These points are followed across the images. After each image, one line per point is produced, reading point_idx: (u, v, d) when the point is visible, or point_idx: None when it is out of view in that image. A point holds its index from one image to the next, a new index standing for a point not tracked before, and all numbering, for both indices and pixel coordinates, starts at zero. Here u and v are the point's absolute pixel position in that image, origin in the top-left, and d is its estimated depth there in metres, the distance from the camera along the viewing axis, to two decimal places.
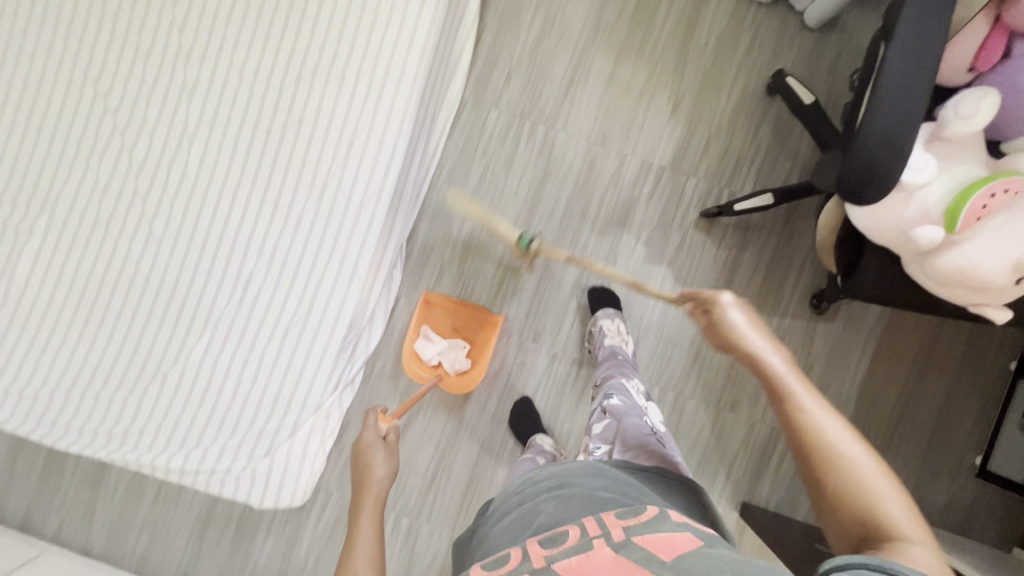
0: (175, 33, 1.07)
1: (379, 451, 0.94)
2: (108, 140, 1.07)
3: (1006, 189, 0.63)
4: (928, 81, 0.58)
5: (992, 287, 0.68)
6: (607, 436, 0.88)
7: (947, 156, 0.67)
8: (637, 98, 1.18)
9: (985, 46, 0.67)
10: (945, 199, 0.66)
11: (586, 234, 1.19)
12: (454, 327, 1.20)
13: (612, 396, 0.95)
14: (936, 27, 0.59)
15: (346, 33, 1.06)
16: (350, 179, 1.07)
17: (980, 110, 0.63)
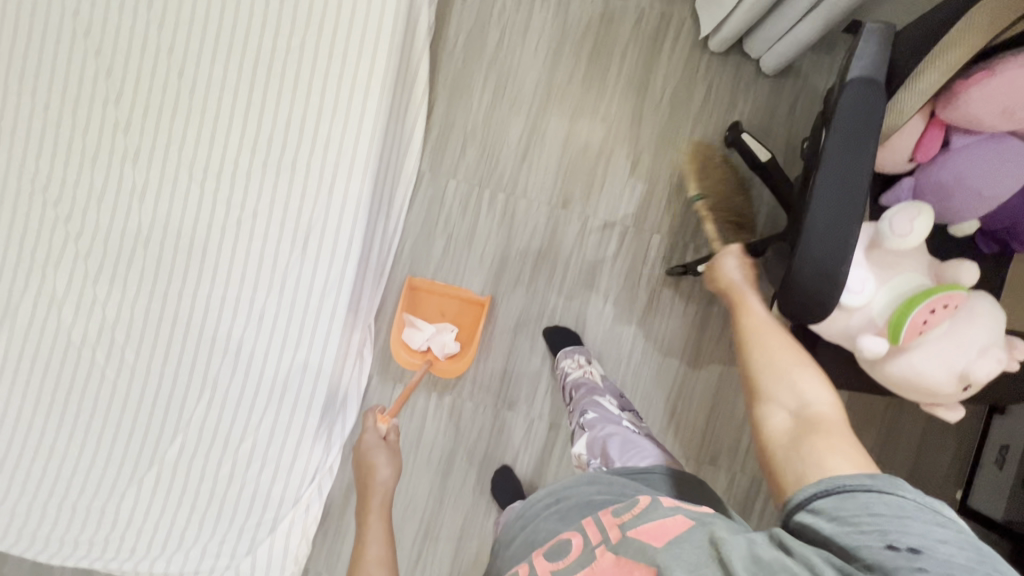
0: (120, 136, 1.05)
1: (381, 454, 1.02)
2: (64, 251, 1.06)
3: (947, 304, 0.63)
4: (859, 208, 0.57)
5: (940, 390, 0.70)
6: (594, 449, 0.93)
7: (889, 267, 0.68)
8: (594, 159, 1.17)
9: (921, 139, 0.68)
10: (888, 308, 0.67)
11: (555, 298, 1.19)
12: (443, 312, 1.20)
13: (587, 411, 1.01)
14: (862, 152, 0.57)
15: (294, 122, 1.05)
16: (309, 272, 1.08)
17: (913, 229, 0.64)
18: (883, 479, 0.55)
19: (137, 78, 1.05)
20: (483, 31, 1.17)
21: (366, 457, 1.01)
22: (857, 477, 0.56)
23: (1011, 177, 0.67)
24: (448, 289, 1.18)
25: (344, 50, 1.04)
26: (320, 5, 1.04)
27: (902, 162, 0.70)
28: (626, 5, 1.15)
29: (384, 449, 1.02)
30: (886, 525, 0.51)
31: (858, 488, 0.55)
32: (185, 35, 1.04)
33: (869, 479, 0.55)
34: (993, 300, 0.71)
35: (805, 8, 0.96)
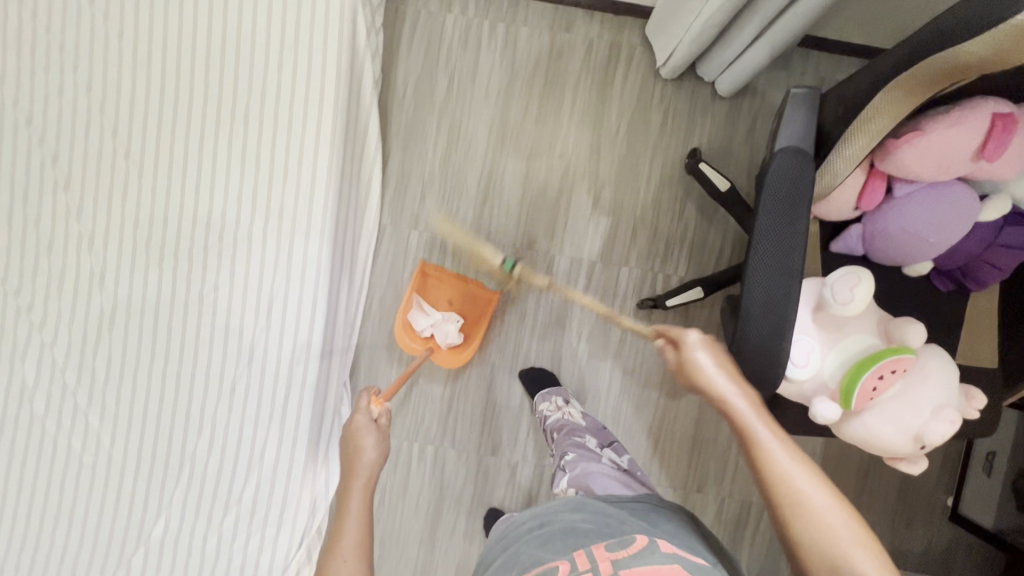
0: (73, 223, 1.04)
1: (370, 436, 0.92)
2: (28, 342, 1.05)
3: (893, 368, 0.69)
4: (795, 290, 0.60)
5: (895, 446, 0.75)
6: (578, 478, 0.86)
7: (837, 331, 0.74)
8: (555, 197, 1.16)
9: (863, 191, 0.74)
10: (838, 373, 0.74)
11: (528, 338, 1.18)
12: (450, 301, 1.18)
13: (568, 453, 0.94)
14: (794, 239, 0.60)
15: (246, 190, 1.04)
16: (276, 340, 1.08)
17: (854, 297, 0.69)
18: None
19: (84, 161, 1.03)
20: (432, 78, 1.16)
21: (354, 438, 0.92)
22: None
23: (950, 221, 0.73)
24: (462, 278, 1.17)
25: (289, 115, 1.03)
26: (260, 71, 1.02)
27: (847, 210, 0.77)
28: (573, 39, 1.14)
29: (373, 430, 0.93)
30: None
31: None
32: (127, 114, 1.03)
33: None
34: (948, 364, 0.75)
35: (752, 35, 0.94)
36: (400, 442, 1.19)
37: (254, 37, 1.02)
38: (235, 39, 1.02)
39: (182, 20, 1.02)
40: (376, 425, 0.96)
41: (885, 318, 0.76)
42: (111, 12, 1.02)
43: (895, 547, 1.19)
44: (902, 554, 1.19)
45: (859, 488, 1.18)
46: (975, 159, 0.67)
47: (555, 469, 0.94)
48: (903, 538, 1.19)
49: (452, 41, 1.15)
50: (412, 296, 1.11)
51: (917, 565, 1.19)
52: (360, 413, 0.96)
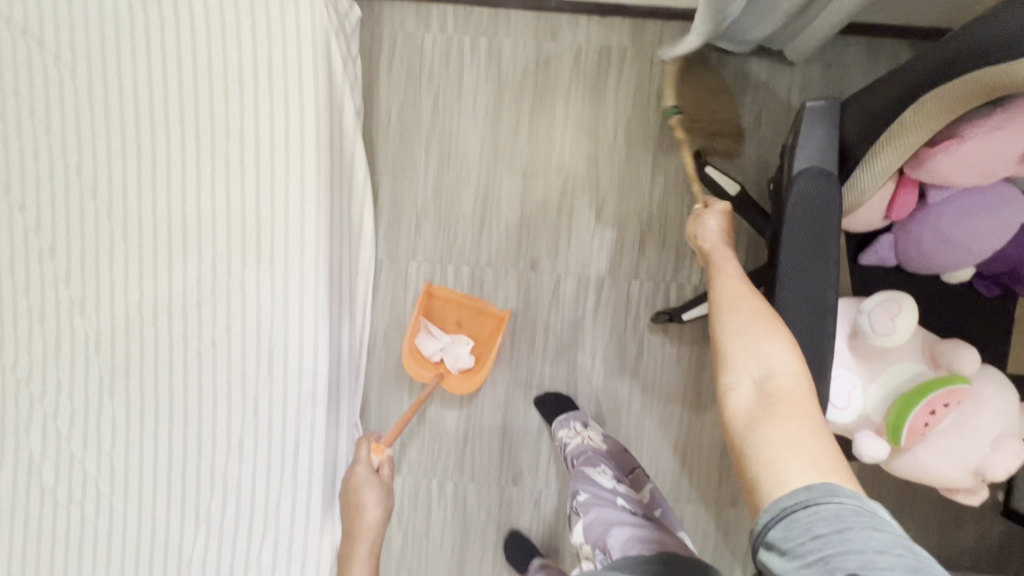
0: (63, 289, 1.01)
1: (371, 491, 0.93)
2: (31, 415, 1.02)
3: (946, 400, 0.65)
4: (830, 295, 0.61)
5: (957, 478, 0.71)
6: (593, 534, 0.82)
7: (877, 359, 0.71)
8: (556, 213, 1.10)
9: (893, 201, 0.69)
10: (883, 406, 0.70)
11: (541, 362, 1.13)
12: (457, 322, 1.13)
13: (579, 492, 0.89)
14: (825, 242, 0.61)
15: (235, 239, 1.00)
16: (280, 390, 1.04)
17: (895, 326, 0.66)
18: (818, 487, 0.49)
19: (66, 224, 1.00)
20: (416, 101, 1.11)
21: (354, 492, 0.93)
22: (792, 495, 0.50)
23: (993, 227, 0.67)
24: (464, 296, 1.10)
25: (271, 157, 0.99)
26: (237, 113, 0.98)
27: (877, 221, 0.72)
28: (560, 46, 1.08)
29: (376, 485, 0.93)
30: (828, 553, 0.45)
31: (796, 509, 0.49)
32: (105, 171, 0.99)
33: (804, 494, 0.50)
34: (1007, 387, 0.70)
35: None
36: (418, 480, 1.15)
37: (228, 79, 0.97)
38: (207, 83, 0.97)
39: (151, 69, 0.97)
40: (378, 476, 0.95)
41: (932, 343, 0.71)
42: (77, 68, 0.98)
43: (946, 547, 1.14)
44: (954, 554, 1.13)
45: (902, 489, 1.13)
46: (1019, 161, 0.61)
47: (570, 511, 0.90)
48: (954, 537, 1.13)
49: (433, 61, 1.10)
50: (419, 320, 1.08)
51: (970, 563, 1.13)
52: (359, 465, 0.95)
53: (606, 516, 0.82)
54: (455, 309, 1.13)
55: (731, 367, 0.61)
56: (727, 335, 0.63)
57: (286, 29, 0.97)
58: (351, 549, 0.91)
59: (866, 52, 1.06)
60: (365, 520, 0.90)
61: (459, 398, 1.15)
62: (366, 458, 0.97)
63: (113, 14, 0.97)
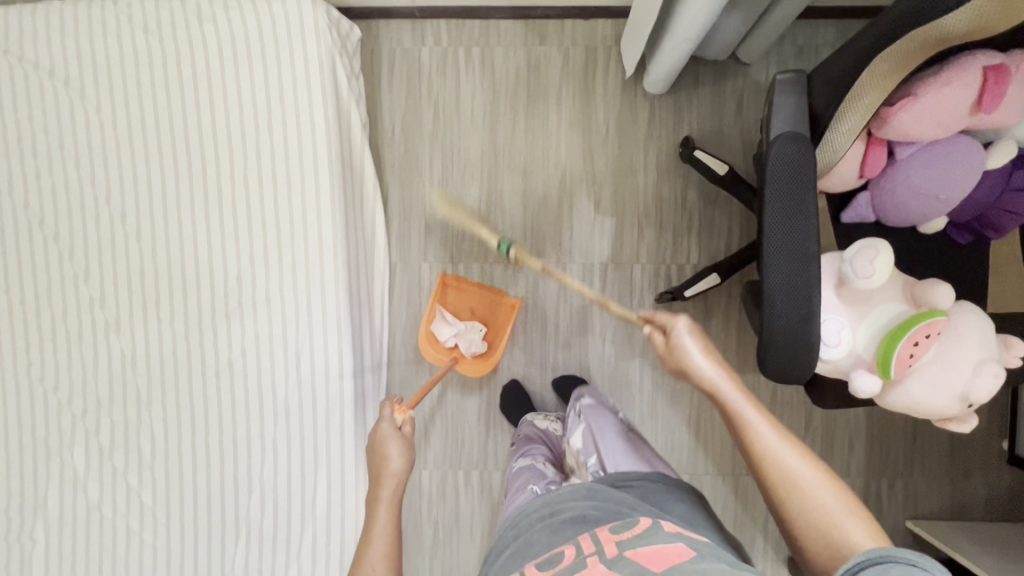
0: (99, 312, 1.07)
1: (395, 445, 0.93)
2: (73, 433, 1.08)
3: (928, 331, 0.70)
4: (813, 231, 0.65)
5: (947, 408, 0.76)
6: (591, 445, 0.90)
7: (863, 302, 0.76)
8: (557, 206, 1.16)
9: (865, 159, 0.74)
10: (872, 344, 0.75)
11: (554, 349, 1.18)
12: (473, 311, 1.17)
13: (584, 398, 0.99)
14: (803, 183, 0.66)
15: (257, 252, 1.06)
16: (309, 394, 1.09)
17: (874, 268, 0.71)
18: (931, 562, 0.52)
19: (98, 251, 1.06)
20: (416, 112, 1.17)
21: (380, 446, 0.93)
22: (901, 552, 0.53)
23: (956, 179, 0.73)
24: (478, 286, 1.16)
25: (287, 174, 1.06)
26: (252, 135, 1.05)
27: (851, 180, 0.77)
28: (548, 49, 1.14)
29: (398, 438, 0.93)
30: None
31: (905, 561, 0.52)
32: (133, 198, 1.06)
33: (916, 555, 0.53)
34: (982, 315, 0.75)
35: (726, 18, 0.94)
36: (445, 472, 1.20)
37: (243, 104, 1.05)
38: (223, 109, 1.05)
39: (170, 100, 1.04)
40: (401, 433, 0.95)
41: (912, 284, 0.76)
42: (102, 105, 1.05)
43: (958, 500, 1.18)
44: (967, 505, 1.18)
45: (910, 446, 1.17)
46: (972, 113, 0.67)
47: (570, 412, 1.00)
48: (965, 489, 1.17)
49: (430, 72, 1.16)
50: (434, 307, 1.11)
51: (983, 513, 1.18)
52: (383, 421, 0.97)
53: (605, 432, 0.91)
54: (468, 297, 1.17)
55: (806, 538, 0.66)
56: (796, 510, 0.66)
57: (293, 53, 1.04)
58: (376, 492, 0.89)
59: (835, 33, 1.12)
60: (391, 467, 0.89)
61: (478, 390, 1.19)
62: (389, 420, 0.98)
63: (131, 52, 1.04)
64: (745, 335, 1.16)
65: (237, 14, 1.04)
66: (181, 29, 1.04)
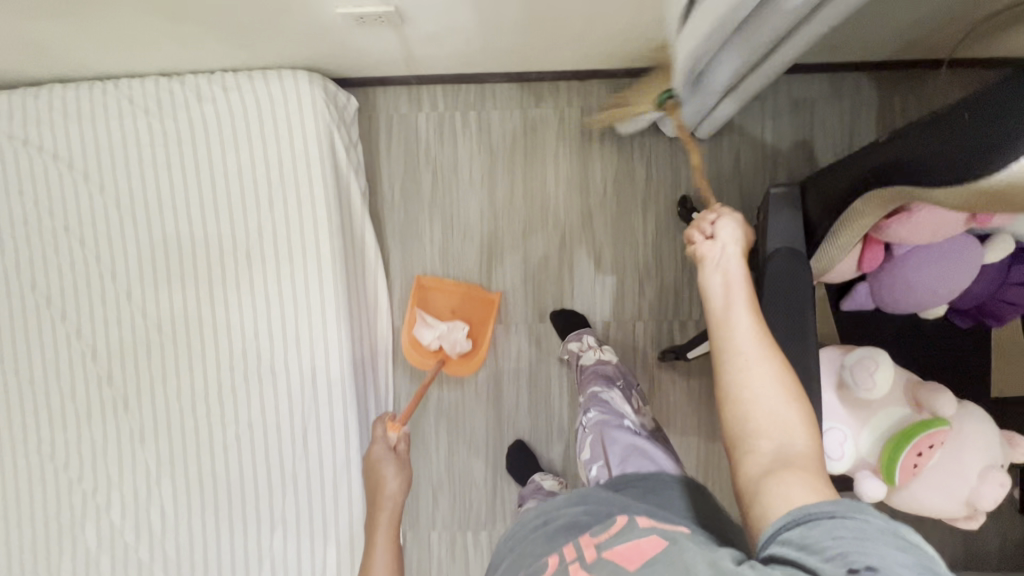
0: (106, 389, 1.08)
1: (389, 465, 1.03)
2: (85, 510, 1.09)
3: (930, 441, 0.72)
4: (809, 339, 0.67)
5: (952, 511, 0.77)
6: (595, 452, 0.87)
7: (867, 406, 0.78)
8: (557, 266, 1.17)
9: (863, 256, 0.74)
10: (876, 449, 0.77)
11: (559, 406, 1.19)
12: (452, 310, 1.18)
13: (590, 410, 0.94)
14: (800, 296, 0.69)
15: (262, 326, 1.08)
16: (316, 464, 1.10)
17: (872, 377, 0.75)
18: (845, 503, 0.49)
19: (105, 329, 1.08)
20: (415, 178, 1.18)
21: (376, 469, 1.03)
22: (818, 506, 0.50)
23: (953, 275, 0.72)
24: (455, 285, 1.16)
25: (288, 248, 1.07)
26: (253, 213, 1.07)
27: (849, 269, 0.76)
28: (544, 111, 1.15)
29: (392, 459, 1.03)
30: (845, 550, 0.45)
31: (822, 516, 0.49)
32: (138, 276, 1.07)
33: (830, 505, 0.49)
34: (990, 424, 0.76)
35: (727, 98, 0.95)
36: (453, 532, 1.20)
37: (243, 181, 1.06)
38: (225, 187, 1.06)
39: (172, 179, 1.06)
40: (395, 452, 1.05)
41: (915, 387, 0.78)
42: (106, 187, 1.07)
43: (970, 549, 1.17)
44: (980, 554, 1.17)
45: None
46: (968, 224, 0.65)
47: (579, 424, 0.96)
48: (977, 538, 1.16)
49: (428, 139, 1.17)
50: (414, 311, 1.13)
51: (997, 562, 1.16)
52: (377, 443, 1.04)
53: (610, 441, 0.87)
54: (449, 298, 1.18)
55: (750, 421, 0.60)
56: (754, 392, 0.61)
57: (292, 129, 1.05)
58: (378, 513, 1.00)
59: (830, 87, 1.12)
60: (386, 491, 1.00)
61: (483, 448, 1.20)
62: (383, 438, 1.06)
63: (132, 134, 1.06)
64: None
65: (235, 93, 1.05)
66: (181, 109, 1.05)
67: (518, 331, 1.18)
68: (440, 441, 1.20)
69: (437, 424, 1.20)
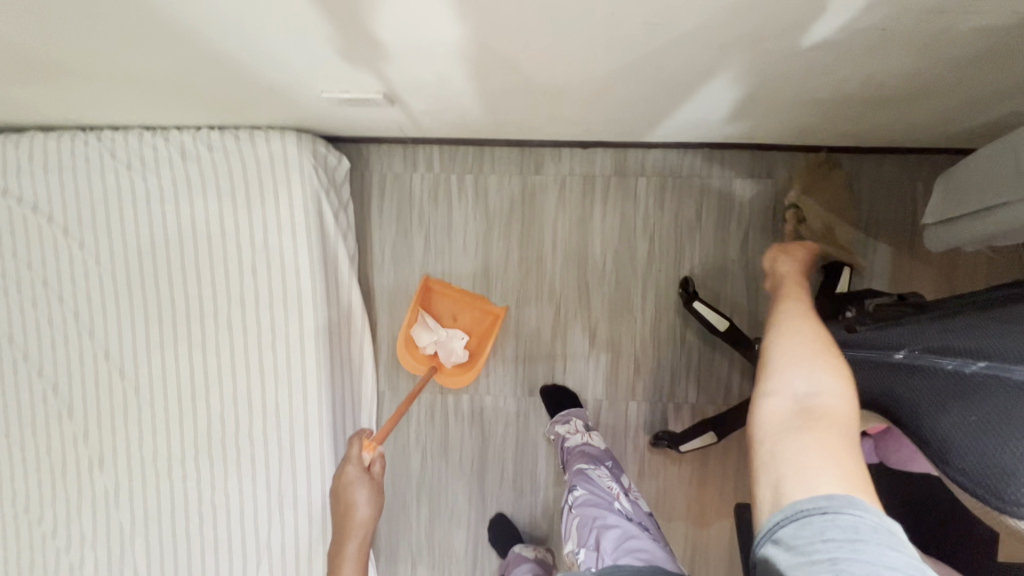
0: (82, 447, 1.06)
1: (361, 490, 0.93)
2: (57, 568, 1.06)
3: None
4: None
5: None
6: (584, 536, 0.81)
7: None
8: (549, 339, 1.13)
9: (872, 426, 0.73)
10: None
11: (544, 482, 1.15)
12: (455, 317, 1.12)
13: (576, 488, 0.88)
14: None
15: (240, 393, 1.05)
16: (293, 533, 1.08)
17: None
18: (839, 496, 0.42)
19: (83, 384, 1.05)
20: (407, 240, 1.15)
21: (346, 492, 0.93)
22: (811, 500, 0.43)
23: None
24: (463, 292, 1.10)
25: (270, 315, 1.03)
26: (236, 277, 1.03)
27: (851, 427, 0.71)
28: (544, 178, 1.10)
29: (365, 483, 0.93)
30: (838, 560, 0.39)
31: (813, 512, 0.42)
32: (116, 336, 1.04)
33: (824, 500, 0.42)
34: None
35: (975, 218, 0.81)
36: None
37: (226, 243, 1.02)
38: (207, 248, 1.02)
39: (154, 237, 1.02)
40: (370, 475, 0.96)
41: None
42: (85, 242, 1.03)
43: None
44: None
45: None
46: None
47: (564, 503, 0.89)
48: None
49: (422, 201, 1.14)
50: (415, 310, 1.06)
51: None
52: (350, 463, 0.94)
53: (598, 522, 0.81)
54: (452, 304, 1.12)
55: (772, 374, 0.53)
56: (781, 349, 0.55)
57: (277, 192, 1.01)
58: (341, 546, 0.92)
59: (849, 172, 1.06)
60: (357, 519, 0.92)
61: (464, 521, 1.16)
62: (358, 460, 0.96)
63: (115, 188, 1.02)
64: (742, 482, 1.12)
65: (220, 153, 1.01)
66: (165, 166, 1.01)
67: (507, 403, 1.14)
68: (422, 509, 1.17)
69: (418, 492, 1.17)
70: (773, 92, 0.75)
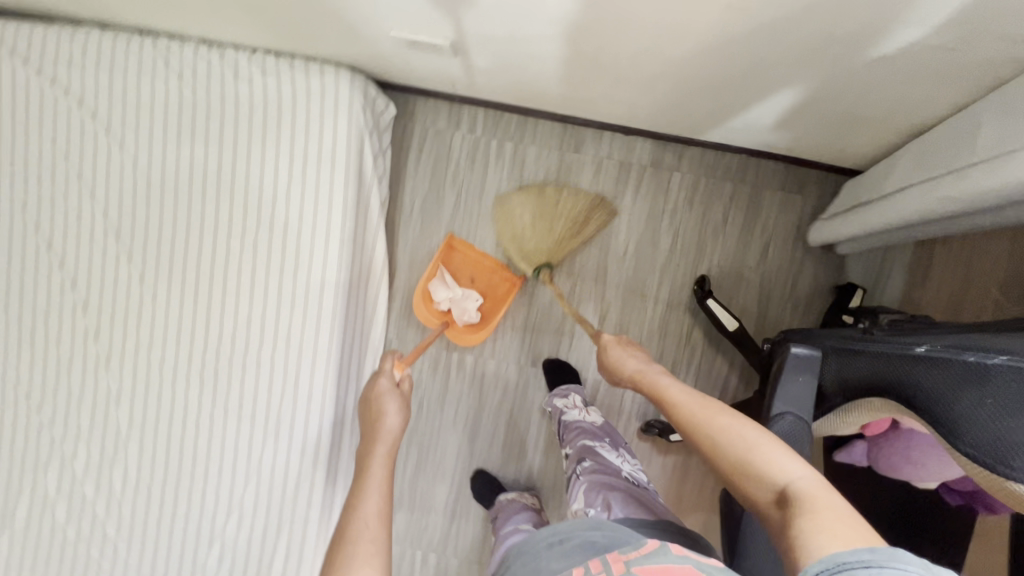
0: (92, 343, 1.08)
1: (391, 401, 0.86)
2: (49, 456, 1.08)
3: None
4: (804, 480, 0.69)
5: None
6: (592, 498, 0.80)
7: None
8: (560, 314, 1.16)
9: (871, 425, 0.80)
10: None
11: (532, 451, 1.18)
12: (472, 279, 1.14)
13: (584, 460, 0.89)
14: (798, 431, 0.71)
15: (255, 315, 1.06)
16: (284, 459, 1.10)
17: None
18: (883, 551, 0.43)
19: (101, 281, 1.06)
20: (439, 196, 1.18)
21: (376, 400, 0.86)
22: (854, 554, 0.44)
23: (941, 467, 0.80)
24: (483, 254, 1.12)
25: (296, 244, 1.05)
26: (269, 200, 1.04)
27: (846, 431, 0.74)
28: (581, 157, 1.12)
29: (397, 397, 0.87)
30: None
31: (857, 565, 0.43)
32: (141, 240, 1.06)
33: (867, 554, 0.43)
34: None
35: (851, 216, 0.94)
36: (403, 548, 1.21)
37: (264, 166, 1.03)
38: (244, 169, 1.03)
39: (195, 150, 1.04)
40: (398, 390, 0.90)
41: None
42: (126, 143, 1.04)
43: None
44: None
45: None
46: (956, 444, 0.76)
47: (570, 475, 0.91)
48: None
49: (459, 160, 1.16)
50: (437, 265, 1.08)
51: None
52: (382, 376, 0.90)
53: (608, 486, 0.81)
54: (470, 265, 1.14)
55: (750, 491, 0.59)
56: (728, 464, 0.62)
57: (322, 125, 1.03)
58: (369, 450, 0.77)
59: None
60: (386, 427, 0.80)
61: (449, 477, 1.20)
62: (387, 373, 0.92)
63: (163, 95, 1.03)
64: None
65: (274, 78, 1.02)
66: (216, 82, 1.03)
67: (509, 370, 1.17)
68: (410, 459, 1.20)
69: (408, 443, 1.19)
70: (828, 105, 0.78)
